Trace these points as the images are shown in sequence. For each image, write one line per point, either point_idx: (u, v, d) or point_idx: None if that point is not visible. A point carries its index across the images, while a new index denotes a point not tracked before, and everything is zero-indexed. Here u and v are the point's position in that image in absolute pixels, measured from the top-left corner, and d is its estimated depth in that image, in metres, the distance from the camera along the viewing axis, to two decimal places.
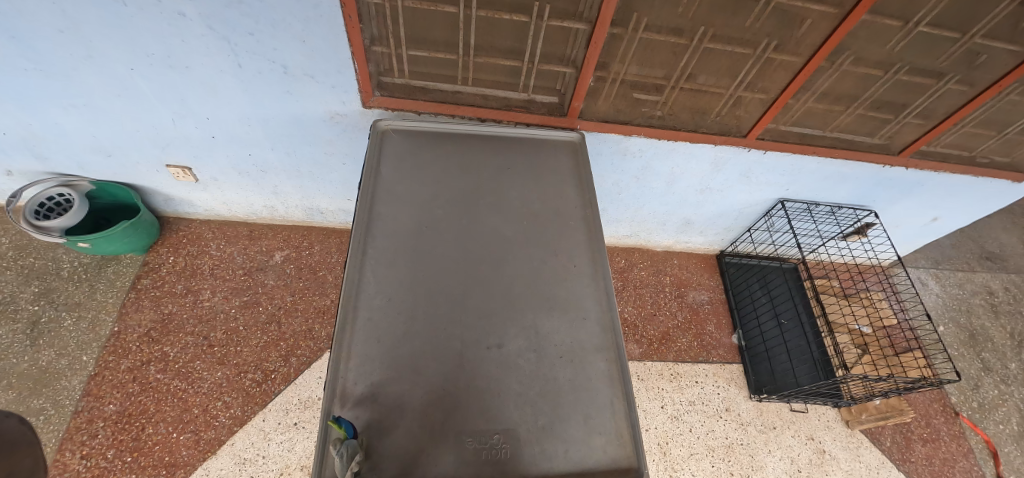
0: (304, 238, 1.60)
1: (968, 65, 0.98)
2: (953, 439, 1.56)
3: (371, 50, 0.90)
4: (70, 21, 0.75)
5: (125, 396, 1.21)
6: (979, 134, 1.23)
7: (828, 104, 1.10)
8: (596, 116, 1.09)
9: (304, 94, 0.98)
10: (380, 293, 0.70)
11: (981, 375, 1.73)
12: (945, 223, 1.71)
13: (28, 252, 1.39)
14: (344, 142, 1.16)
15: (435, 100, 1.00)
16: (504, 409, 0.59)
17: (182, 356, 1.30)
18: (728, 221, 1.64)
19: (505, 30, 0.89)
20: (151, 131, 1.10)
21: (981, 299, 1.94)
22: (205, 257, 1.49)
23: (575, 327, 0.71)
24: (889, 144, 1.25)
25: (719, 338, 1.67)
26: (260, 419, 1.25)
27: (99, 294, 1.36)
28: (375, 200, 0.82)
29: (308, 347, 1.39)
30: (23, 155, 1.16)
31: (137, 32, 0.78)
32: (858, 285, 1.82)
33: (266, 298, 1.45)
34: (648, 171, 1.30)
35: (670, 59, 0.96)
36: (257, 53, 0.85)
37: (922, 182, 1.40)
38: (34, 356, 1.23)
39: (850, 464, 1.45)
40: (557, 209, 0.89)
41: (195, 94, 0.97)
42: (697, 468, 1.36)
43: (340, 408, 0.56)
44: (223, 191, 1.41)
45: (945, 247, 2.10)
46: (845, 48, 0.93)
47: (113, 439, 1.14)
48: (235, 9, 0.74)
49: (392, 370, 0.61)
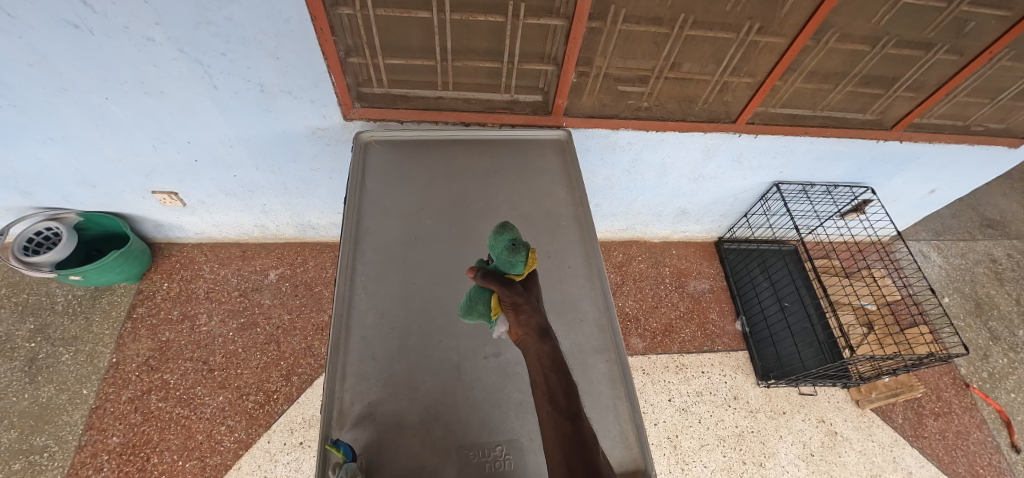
0: (299, 255, 1.59)
1: (957, 33, 0.97)
2: (964, 411, 1.55)
3: (347, 61, 0.88)
4: (38, 55, 0.74)
5: (128, 427, 1.20)
6: (972, 103, 1.21)
7: (817, 83, 1.09)
8: (582, 112, 1.07)
9: (284, 111, 0.97)
10: (372, 308, 0.69)
11: (988, 344, 1.72)
12: (945, 193, 1.69)
13: (22, 288, 1.38)
14: (329, 156, 1.15)
15: (416, 107, 0.99)
16: (505, 419, 0.58)
17: (183, 382, 1.29)
18: (724, 207, 1.62)
19: (481, 31, 0.87)
20: (133, 159, 1.08)
21: (984, 268, 1.93)
22: (199, 280, 1.48)
23: (574, 330, 0.70)
24: (881, 119, 1.23)
25: (722, 326, 1.66)
26: (266, 441, 1.24)
27: (95, 326, 1.35)
28: (362, 214, 0.82)
29: (308, 364, 1.38)
30: (7, 193, 1.15)
31: (109, 60, 0.77)
32: (859, 262, 1.81)
33: (264, 318, 1.44)
34: (639, 163, 1.28)
35: (652, 48, 0.94)
36: (232, 73, 0.84)
37: (918, 155, 1.38)
38: (34, 393, 1.23)
39: (862, 444, 1.44)
40: (548, 211, 0.87)
41: (173, 118, 0.96)
42: (708, 459, 1.35)
43: (338, 430, 0.55)
44: (212, 213, 1.39)
45: (945, 218, 2.08)
46: (831, 26, 0.91)
47: (120, 471, 1.14)
48: (204, 29, 0.72)
49: (389, 387, 0.60)
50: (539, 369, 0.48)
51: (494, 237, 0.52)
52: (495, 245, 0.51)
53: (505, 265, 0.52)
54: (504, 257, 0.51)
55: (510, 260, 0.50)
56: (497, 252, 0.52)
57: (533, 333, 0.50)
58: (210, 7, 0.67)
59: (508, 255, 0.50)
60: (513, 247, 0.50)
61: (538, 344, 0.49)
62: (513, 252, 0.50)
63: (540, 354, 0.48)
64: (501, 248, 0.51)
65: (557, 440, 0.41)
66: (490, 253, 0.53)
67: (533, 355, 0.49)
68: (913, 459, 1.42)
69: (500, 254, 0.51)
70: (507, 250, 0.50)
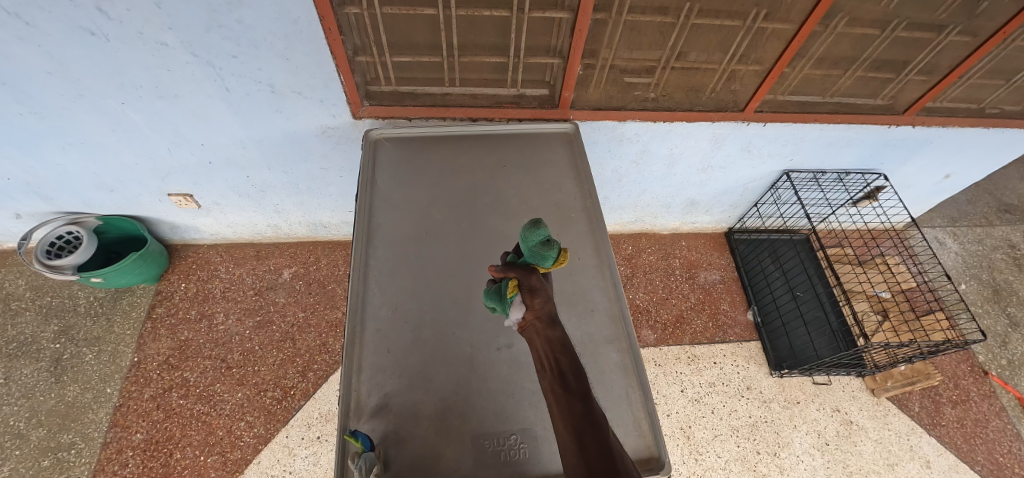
0: (311, 253, 1.61)
1: (969, 14, 0.95)
2: (983, 399, 1.52)
3: (356, 60, 0.90)
4: (57, 63, 0.76)
5: (151, 424, 1.24)
6: (986, 85, 1.19)
7: (826, 69, 1.08)
8: (588, 105, 1.07)
9: (295, 111, 0.99)
10: (386, 303, 0.70)
11: (1007, 331, 1.69)
12: (960, 178, 1.66)
13: (45, 291, 1.42)
14: (339, 155, 1.17)
15: (424, 104, 1.00)
16: (519, 409, 0.59)
17: (202, 380, 1.32)
18: (733, 197, 1.61)
19: (487, 27, 0.88)
20: (149, 162, 1.11)
21: (1002, 254, 1.89)
22: (215, 281, 1.50)
23: (585, 320, 0.71)
24: (892, 104, 1.22)
25: (734, 316, 1.64)
26: (285, 436, 1.27)
27: (117, 326, 1.39)
28: (374, 210, 0.83)
29: (323, 360, 1.40)
30: (29, 197, 1.19)
31: (124, 65, 0.79)
32: (872, 250, 1.79)
33: (279, 316, 1.46)
34: (647, 154, 1.28)
35: (657, 39, 0.95)
36: (242, 75, 0.85)
37: (931, 140, 1.36)
38: (60, 392, 1.26)
39: (878, 433, 1.42)
40: (557, 203, 0.88)
41: (185, 121, 0.98)
42: (722, 449, 1.35)
43: (356, 421, 0.56)
44: (226, 214, 1.42)
45: (960, 204, 2.04)
46: (839, 10, 0.90)
47: (144, 467, 1.17)
48: (216, 33, 0.73)
49: (405, 379, 0.61)
50: (550, 354, 0.47)
51: (530, 232, 0.46)
52: (530, 237, 0.46)
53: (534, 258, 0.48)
54: (535, 252, 0.47)
55: (542, 255, 0.46)
56: (528, 244, 0.47)
57: (544, 320, 0.49)
58: (222, 10, 0.68)
59: (539, 249, 0.47)
60: (548, 243, 0.47)
61: (547, 330, 0.48)
62: (548, 250, 0.46)
63: (551, 340, 0.48)
64: (534, 242, 0.46)
65: (567, 421, 0.41)
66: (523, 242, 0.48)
67: (542, 340, 0.48)
68: (931, 447, 1.41)
69: (532, 247, 0.47)
70: (540, 245, 0.46)
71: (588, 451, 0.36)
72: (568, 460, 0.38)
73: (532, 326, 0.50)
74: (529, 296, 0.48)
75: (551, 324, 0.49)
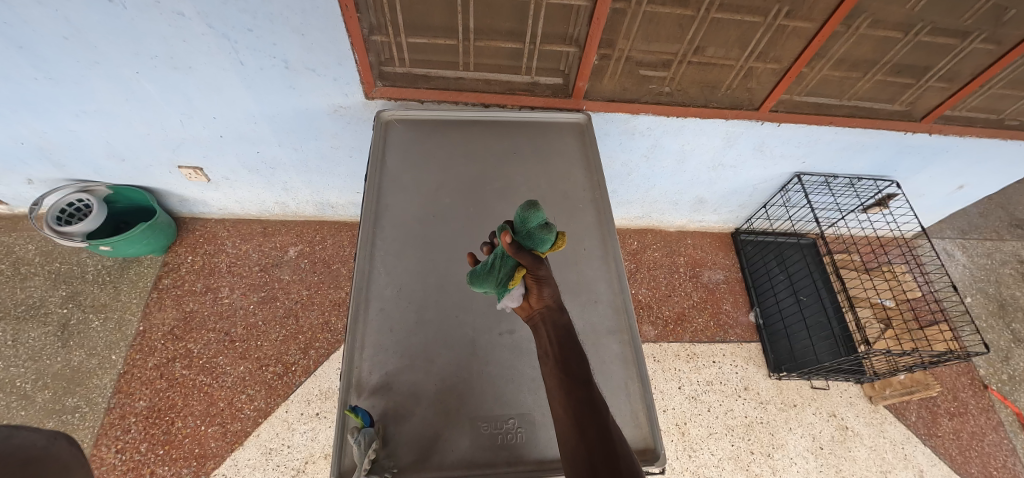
0: (317, 233, 1.62)
1: (995, 22, 0.93)
2: (981, 412, 1.52)
3: (371, 39, 0.89)
4: (74, 29, 0.77)
5: (154, 392, 1.26)
6: (1007, 95, 1.17)
7: (845, 70, 1.06)
8: (602, 96, 1.06)
9: (307, 89, 0.98)
10: (391, 283, 0.70)
11: (1011, 346, 1.68)
12: (973, 190, 1.64)
13: (54, 257, 1.43)
14: (349, 134, 1.17)
15: (437, 87, 0.99)
16: (519, 394, 0.60)
17: (206, 352, 1.34)
18: (742, 197, 1.60)
19: (505, 11, 0.88)
20: (161, 133, 1.11)
21: (1011, 268, 1.88)
22: (222, 255, 1.52)
23: (588, 311, 0.71)
24: (910, 110, 1.19)
25: (735, 317, 1.65)
26: (284, 410, 1.29)
27: (123, 294, 1.40)
28: (383, 190, 0.83)
29: (325, 339, 1.41)
30: (41, 163, 1.20)
31: (140, 33, 0.79)
32: (880, 258, 1.78)
33: (283, 292, 1.47)
34: (658, 148, 1.27)
35: (676, 32, 0.94)
36: (258, 49, 0.85)
37: (947, 150, 1.34)
38: (67, 357, 1.29)
39: (873, 440, 1.43)
40: (566, 193, 0.88)
41: (198, 94, 0.98)
42: (716, 447, 1.36)
43: (357, 397, 0.57)
44: (234, 189, 1.42)
45: (972, 216, 2.02)
46: (862, 11, 0.89)
47: (145, 433, 1.20)
48: (234, 5, 0.74)
49: (406, 359, 0.61)
50: (553, 340, 0.49)
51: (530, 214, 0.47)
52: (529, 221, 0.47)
53: (533, 241, 0.48)
54: (535, 235, 0.47)
55: (542, 239, 0.47)
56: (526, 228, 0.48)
57: (550, 306, 0.51)
58: None
59: (540, 234, 0.47)
60: (546, 226, 0.47)
61: (551, 316, 0.50)
62: (548, 232, 0.47)
63: (555, 326, 0.50)
64: (533, 225, 0.47)
65: (569, 408, 0.43)
66: (522, 226, 0.48)
67: (548, 327, 0.50)
68: (925, 457, 1.41)
69: (530, 230, 0.48)
70: (539, 228, 0.47)
71: (587, 435, 0.40)
72: (568, 443, 0.41)
73: (538, 312, 0.52)
74: (539, 287, 0.50)
75: (556, 310, 0.51)
